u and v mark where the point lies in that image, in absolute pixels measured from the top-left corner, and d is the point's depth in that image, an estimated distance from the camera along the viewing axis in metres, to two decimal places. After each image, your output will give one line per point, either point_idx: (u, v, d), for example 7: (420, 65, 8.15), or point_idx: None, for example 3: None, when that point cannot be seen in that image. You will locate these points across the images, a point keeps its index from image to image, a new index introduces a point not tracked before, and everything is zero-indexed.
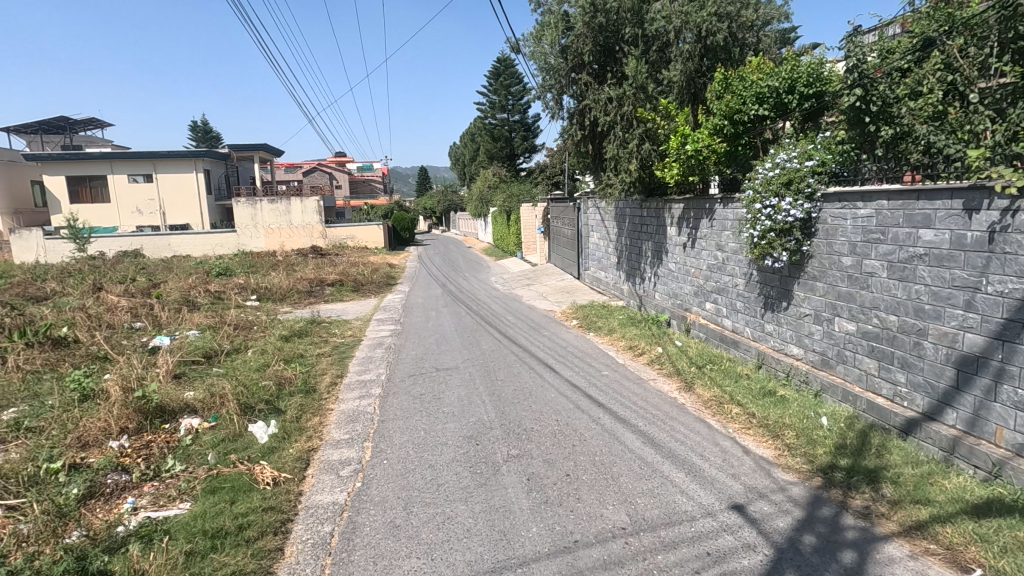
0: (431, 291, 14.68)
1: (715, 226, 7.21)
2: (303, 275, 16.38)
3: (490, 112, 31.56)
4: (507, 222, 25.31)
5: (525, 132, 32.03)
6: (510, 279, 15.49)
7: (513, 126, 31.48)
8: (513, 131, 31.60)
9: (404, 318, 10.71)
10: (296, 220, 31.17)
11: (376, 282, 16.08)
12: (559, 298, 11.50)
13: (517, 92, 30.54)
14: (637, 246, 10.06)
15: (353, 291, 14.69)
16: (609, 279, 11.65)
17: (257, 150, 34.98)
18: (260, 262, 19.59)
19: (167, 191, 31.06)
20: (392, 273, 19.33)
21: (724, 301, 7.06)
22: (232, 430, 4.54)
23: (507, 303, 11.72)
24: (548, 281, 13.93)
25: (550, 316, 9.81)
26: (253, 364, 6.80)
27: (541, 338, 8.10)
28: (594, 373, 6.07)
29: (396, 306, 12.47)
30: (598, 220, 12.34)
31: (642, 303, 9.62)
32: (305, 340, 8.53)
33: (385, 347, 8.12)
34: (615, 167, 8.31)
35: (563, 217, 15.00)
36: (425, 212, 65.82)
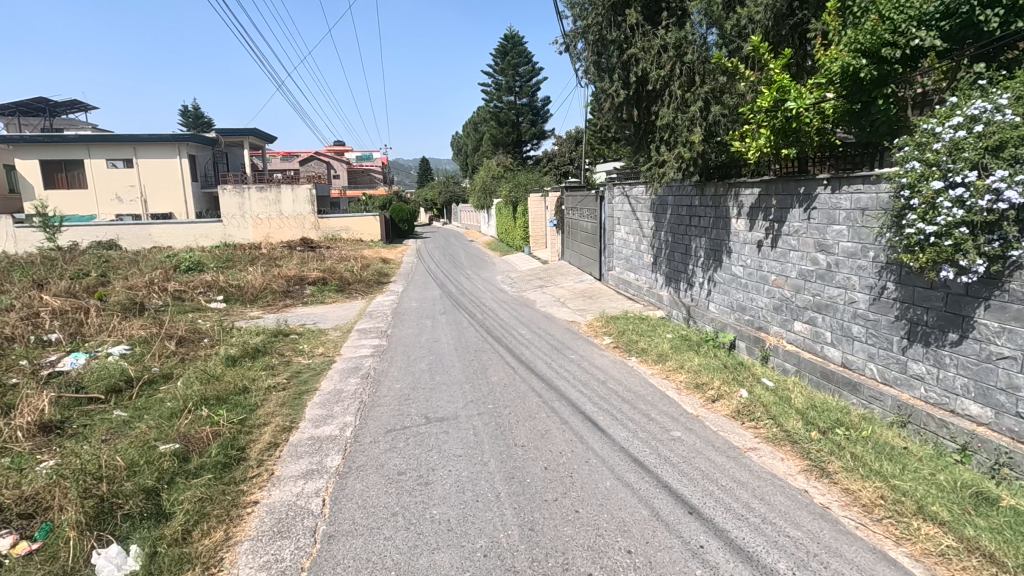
0: (428, 292, 12.72)
1: (815, 219, 5.21)
2: (283, 272, 14.40)
3: (495, 95, 29.38)
4: (513, 214, 23.29)
5: (534, 117, 29.87)
6: (519, 279, 13.51)
7: (521, 110, 29.30)
8: (521, 116, 29.50)
9: (393, 329, 8.72)
10: (286, 209, 29.24)
11: (366, 281, 14.13)
12: (581, 305, 9.55)
13: (526, 72, 28.31)
14: (682, 243, 8.08)
15: (338, 291, 12.73)
16: (641, 283, 9.68)
17: (246, 135, 32.90)
18: (238, 256, 17.61)
19: (149, 177, 29.06)
20: (386, 269, 17.38)
21: (829, 323, 5.07)
22: (53, 570, 2.58)
23: (518, 310, 9.73)
24: (564, 283, 11.95)
25: (575, 331, 7.82)
26: (169, 406, 4.84)
27: (569, 364, 6.11)
28: (658, 433, 4.11)
29: (386, 310, 10.50)
30: (627, 211, 10.34)
31: (691, 316, 7.64)
32: (258, 361, 6.57)
33: (362, 374, 6.15)
34: (668, 140, 6.30)
35: (581, 207, 13.01)
36: (426, 203, 63.80)
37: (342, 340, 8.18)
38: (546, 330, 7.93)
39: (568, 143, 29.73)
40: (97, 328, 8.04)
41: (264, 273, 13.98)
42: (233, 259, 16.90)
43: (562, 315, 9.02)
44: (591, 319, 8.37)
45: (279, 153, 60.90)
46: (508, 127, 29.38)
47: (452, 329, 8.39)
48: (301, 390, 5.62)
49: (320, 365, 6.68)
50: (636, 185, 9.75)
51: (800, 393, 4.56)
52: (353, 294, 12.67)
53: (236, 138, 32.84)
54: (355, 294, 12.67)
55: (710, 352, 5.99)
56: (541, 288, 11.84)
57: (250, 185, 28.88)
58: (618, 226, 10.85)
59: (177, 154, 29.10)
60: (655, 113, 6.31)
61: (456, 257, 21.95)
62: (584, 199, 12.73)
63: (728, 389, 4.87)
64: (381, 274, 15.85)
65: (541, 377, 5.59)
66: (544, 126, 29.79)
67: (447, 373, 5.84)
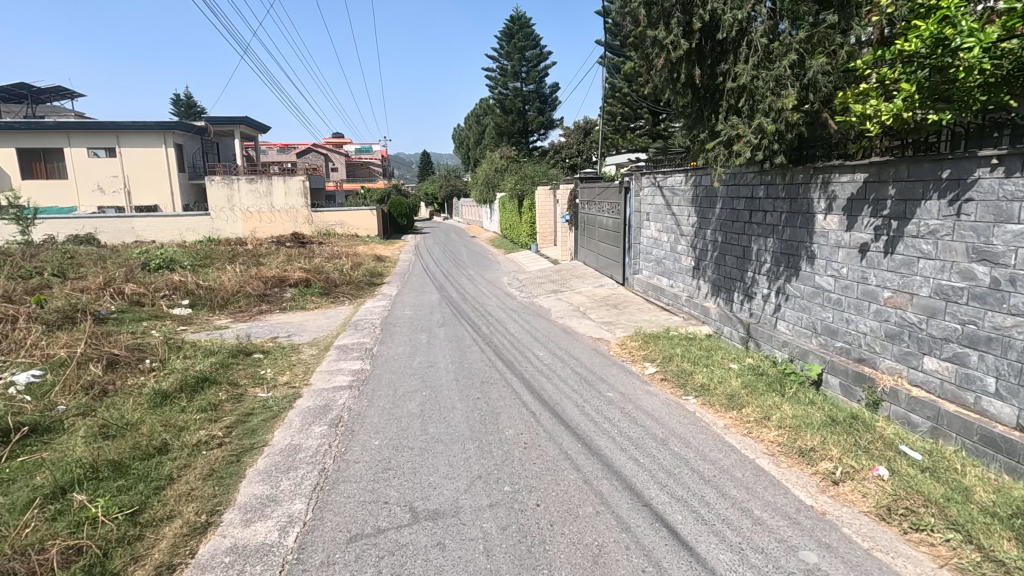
0: (427, 296, 11.18)
1: (969, 217, 3.66)
2: (264, 271, 12.87)
3: (500, 81, 27.73)
4: (518, 209, 21.74)
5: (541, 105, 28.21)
6: (529, 281, 11.95)
7: (527, 97, 27.64)
8: (527, 104, 27.85)
9: (382, 345, 7.20)
10: (278, 202, 27.82)
11: (356, 282, 12.59)
12: (607, 317, 8.02)
13: (533, 57, 26.64)
14: (739, 245, 6.53)
15: (323, 294, 11.21)
16: (679, 291, 8.12)
17: (238, 124, 31.30)
18: (219, 253, 16.10)
19: (133, 168, 27.52)
20: (381, 268, 15.87)
21: (995, 365, 3.53)
22: None
23: (532, 322, 8.20)
24: (582, 287, 10.40)
25: (605, 353, 6.28)
26: (36, 483, 3.31)
27: (608, 409, 4.58)
28: (782, 558, 2.56)
29: (375, 319, 8.97)
30: (661, 204, 8.76)
31: (752, 338, 6.10)
32: (198, 398, 5.03)
33: (332, 420, 4.62)
34: (742, 109, 4.79)
35: (600, 200, 11.44)
36: (426, 198, 62.23)
37: (317, 361, 6.64)
38: (569, 351, 6.40)
39: (577, 134, 27.97)
40: (14, 345, 6.53)
41: (242, 273, 12.46)
42: (212, 257, 15.35)
43: (586, 330, 7.49)
44: (622, 337, 6.84)
45: (275, 145, 59.28)
46: (513, 117, 27.69)
47: (453, 347, 6.86)
48: (244, 446, 4.09)
49: (281, 402, 5.14)
50: (673, 173, 8.18)
51: (978, 478, 3.02)
52: (340, 298, 11.14)
53: (227, 127, 31.22)
54: (343, 297, 11.16)
55: (799, 396, 4.45)
56: (556, 293, 10.29)
57: (239, 176, 27.42)
58: (647, 222, 9.29)
59: (163, 143, 27.53)
60: (726, 73, 4.75)
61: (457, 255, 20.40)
62: (604, 191, 11.17)
63: (854, 463, 3.34)
64: (374, 275, 14.31)
65: (574, 433, 4.05)
66: (552, 115, 28.14)
67: (446, 423, 4.30)
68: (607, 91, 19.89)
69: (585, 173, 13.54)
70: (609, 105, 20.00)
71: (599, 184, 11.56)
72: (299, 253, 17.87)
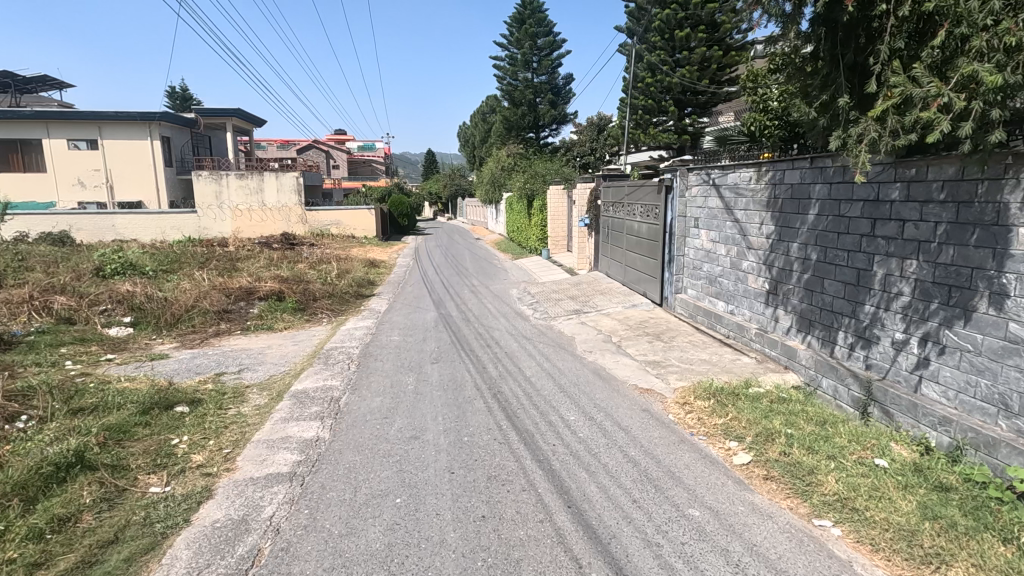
0: (422, 313, 9.34)
1: None
2: (235, 280, 11.04)
3: (509, 72, 25.87)
4: (527, 210, 19.93)
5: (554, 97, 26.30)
6: (543, 297, 10.10)
7: (538, 89, 25.76)
8: (538, 97, 26.02)
9: (355, 393, 5.38)
10: (270, 199, 26.05)
11: (340, 295, 10.77)
12: (651, 355, 6.15)
13: (546, 45, 24.74)
14: (849, 267, 4.66)
15: (298, 310, 9.39)
16: (745, 322, 6.26)
17: (230, 117, 29.50)
18: (191, 256, 14.31)
19: (116, 161, 25.81)
20: (373, 276, 14.07)
21: None
22: None
23: (553, 357, 6.34)
24: (609, 308, 8.53)
25: (664, 420, 4.42)
26: None
27: (703, 553, 2.73)
28: None
29: (354, 348, 7.14)
30: (718, 208, 6.89)
31: (877, 403, 4.23)
32: (38, 508, 3.17)
33: (242, 562, 2.78)
34: (921, 56, 2.94)
35: (630, 202, 9.59)
36: (430, 198, 60.57)
37: (261, 419, 4.81)
38: (611, 414, 4.56)
39: (590, 131, 26.26)
40: None
41: (207, 282, 10.65)
42: (180, 261, 13.49)
43: (626, 374, 5.62)
44: (681, 392, 4.98)
45: (274, 140, 57.47)
46: (524, 109, 26.00)
47: (449, 399, 5.01)
48: None
49: (176, 510, 3.27)
50: (739, 168, 6.31)
51: None
52: (318, 316, 9.31)
53: (218, 120, 29.42)
54: (322, 314, 9.34)
55: None
56: (578, 315, 8.42)
57: (229, 172, 25.69)
58: (697, 230, 7.43)
59: (148, 135, 25.81)
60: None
61: (460, 260, 18.54)
62: (635, 191, 9.33)
63: None
64: (364, 285, 12.48)
65: None
66: (564, 109, 26.24)
67: None
68: (628, 81, 18.01)
69: (608, 171, 11.69)
70: (630, 97, 18.20)
71: (628, 183, 9.70)
72: (283, 257, 16.01)
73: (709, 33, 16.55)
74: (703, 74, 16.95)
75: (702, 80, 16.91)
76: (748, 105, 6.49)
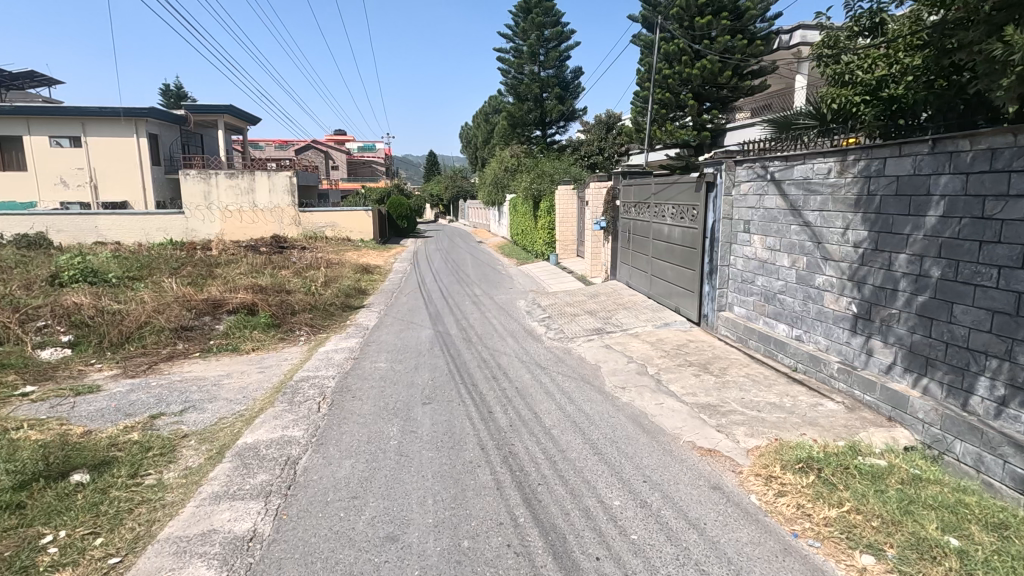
0: (416, 331, 8.01)
1: None
2: (206, 290, 9.74)
3: (515, 65, 24.57)
4: (532, 211, 18.64)
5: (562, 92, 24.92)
6: (556, 311, 8.75)
7: (546, 84, 24.44)
8: (545, 92, 24.71)
9: (318, 452, 4.04)
10: (261, 200, 24.78)
11: (323, 308, 9.46)
12: (702, 397, 4.81)
13: (553, 36, 23.39)
14: (1001, 287, 3.33)
15: (272, 326, 8.10)
16: (821, 353, 4.94)
17: (222, 114, 28.23)
18: (165, 261, 13.05)
19: (100, 159, 24.61)
20: (365, 284, 12.78)
21: None
22: None
23: (577, 397, 5.00)
24: (637, 328, 7.19)
25: (749, 510, 3.09)
26: None
27: None
28: None
29: (329, 379, 5.82)
30: (780, 210, 5.57)
31: None
32: None
33: None
34: None
35: (658, 202, 8.27)
36: (431, 199, 59.35)
37: (184, 495, 3.49)
38: (669, 497, 3.24)
39: (598, 128, 25.29)
40: None
41: (172, 291, 9.37)
42: (151, 267, 12.20)
43: (675, 425, 4.29)
44: (758, 459, 3.64)
45: (272, 140, 56.31)
46: (530, 104, 24.72)
47: (442, 466, 3.69)
48: None
49: None
50: (813, 158, 5.00)
51: None
52: (295, 335, 7.99)
53: (209, 117, 28.19)
54: (300, 333, 8.04)
55: None
56: (600, 336, 7.08)
57: (218, 171, 24.45)
58: (750, 236, 6.11)
59: (134, 132, 24.58)
60: None
61: (461, 266, 17.23)
62: (664, 190, 8.01)
63: None
64: (353, 295, 11.15)
65: None
66: (573, 105, 24.92)
67: None
68: (643, 73, 16.69)
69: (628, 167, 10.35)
70: (645, 90, 16.89)
71: (655, 180, 8.37)
72: (268, 262, 14.72)
73: (731, 21, 15.31)
74: (725, 66, 15.67)
75: (724, 73, 15.61)
76: (823, 79, 5.20)
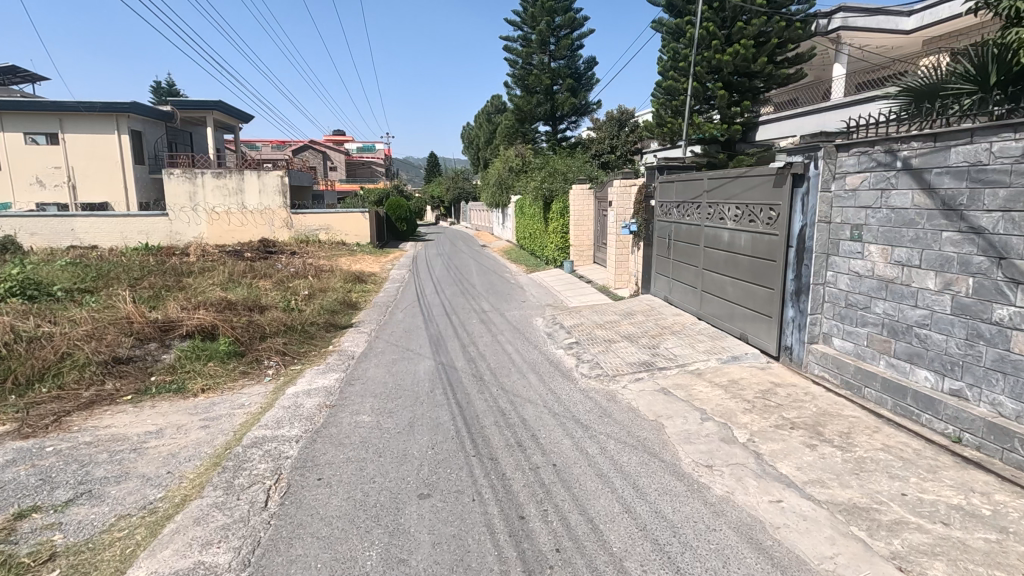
0: (413, 361, 6.41)
1: None
2: (164, 308, 8.16)
3: (523, 56, 22.97)
4: (543, 213, 17.04)
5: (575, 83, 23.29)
6: (584, 336, 7.13)
7: (557, 73, 22.80)
8: (556, 84, 23.12)
9: None
10: (250, 201, 23.21)
11: (302, 330, 7.83)
12: (838, 491, 3.20)
13: (566, 21, 21.76)
14: None
15: (234, 355, 6.51)
16: (1009, 423, 3.32)
17: (212, 110, 26.63)
18: (129, 269, 11.47)
19: (79, 158, 23.10)
20: (356, 296, 11.19)
21: None
22: None
23: (645, 486, 3.39)
24: (696, 363, 5.57)
25: None
26: None
27: None
28: None
29: (290, 444, 4.21)
30: (922, 211, 3.98)
31: None
32: None
33: None
34: None
35: (712, 200, 6.72)
36: (432, 201, 57.81)
37: None
38: None
39: (610, 126, 23.73)
40: None
41: (119, 308, 7.80)
42: (111, 277, 10.61)
43: (822, 554, 2.67)
44: None
45: (269, 140, 54.87)
46: (539, 97, 23.13)
47: None
48: None
49: None
50: (991, 135, 3.42)
51: None
52: (260, 369, 6.38)
53: (198, 114, 26.66)
54: (268, 366, 6.44)
55: None
56: (651, 374, 5.46)
57: (204, 170, 22.90)
58: (866, 246, 4.50)
59: (115, 129, 23.03)
60: None
61: (464, 273, 15.64)
62: (722, 186, 6.46)
63: None
64: (340, 310, 9.54)
65: None
66: (584, 98, 23.32)
67: None
68: (669, 58, 15.11)
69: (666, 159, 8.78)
70: (669, 80, 15.32)
71: (708, 174, 6.83)
72: (249, 270, 13.12)
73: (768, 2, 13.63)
74: (760, 52, 14.00)
75: (758, 59, 13.95)
76: None
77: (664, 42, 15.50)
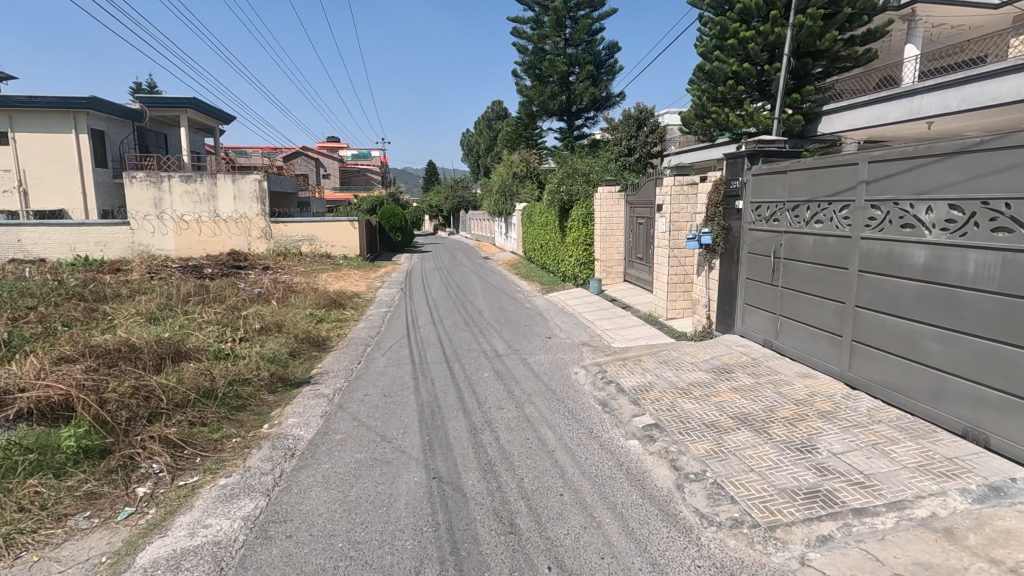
0: (387, 472, 3.73)
1: None
2: (27, 360, 5.50)
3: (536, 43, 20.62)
4: (559, 220, 14.48)
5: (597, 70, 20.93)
6: (664, 417, 4.45)
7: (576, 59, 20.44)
8: (572, 73, 20.74)
9: None
10: (224, 209, 20.61)
11: (226, 397, 5.14)
12: None
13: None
14: None
15: (88, 457, 3.85)
16: None
17: (186, 110, 23.86)
18: (33, 294, 8.81)
19: (31, 160, 20.51)
20: (329, 331, 8.58)
21: None
22: None
23: None
24: (922, 503, 2.89)
25: None
26: None
27: None
28: None
29: None
30: None
31: None
32: None
33: None
34: None
35: (882, 198, 4.13)
36: (430, 211, 55.45)
37: None
38: None
39: (627, 125, 21.34)
40: None
41: None
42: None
43: None
44: None
45: (261, 147, 52.57)
46: (554, 87, 20.77)
47: None
48: None
49: None
50: None
51: None
52: (125, 485, 3.69)
53: (171, 114, 24.13)
54: (142, 479, 3.77)
55: None
56: (845, 530, 2.77)
57: (171, 172, 20.31)
58: None
59: (72, 128, 20.44)
60: None
61: (468, 292, 13.06)
62: (906, 171, 3.89)
63: None
64: (296, 357, 6.86)
65: None
66: (604, 90, 20.93)
67: None
68: (714, 35, 12.56)
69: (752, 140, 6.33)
70: (712, 63, 12.84)
71: (868, 155, 4.26)
72: (198, 291, 10.46)
73: None
74: (828, 26, 11.47)
75: (825, 35, 11.44)
76: None
77: (707, 20, 13.12)
